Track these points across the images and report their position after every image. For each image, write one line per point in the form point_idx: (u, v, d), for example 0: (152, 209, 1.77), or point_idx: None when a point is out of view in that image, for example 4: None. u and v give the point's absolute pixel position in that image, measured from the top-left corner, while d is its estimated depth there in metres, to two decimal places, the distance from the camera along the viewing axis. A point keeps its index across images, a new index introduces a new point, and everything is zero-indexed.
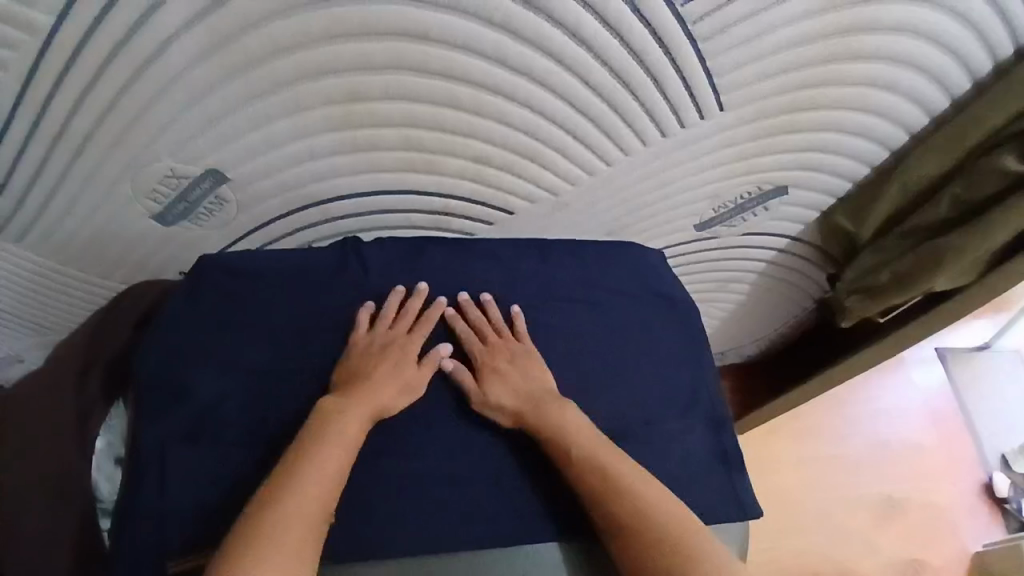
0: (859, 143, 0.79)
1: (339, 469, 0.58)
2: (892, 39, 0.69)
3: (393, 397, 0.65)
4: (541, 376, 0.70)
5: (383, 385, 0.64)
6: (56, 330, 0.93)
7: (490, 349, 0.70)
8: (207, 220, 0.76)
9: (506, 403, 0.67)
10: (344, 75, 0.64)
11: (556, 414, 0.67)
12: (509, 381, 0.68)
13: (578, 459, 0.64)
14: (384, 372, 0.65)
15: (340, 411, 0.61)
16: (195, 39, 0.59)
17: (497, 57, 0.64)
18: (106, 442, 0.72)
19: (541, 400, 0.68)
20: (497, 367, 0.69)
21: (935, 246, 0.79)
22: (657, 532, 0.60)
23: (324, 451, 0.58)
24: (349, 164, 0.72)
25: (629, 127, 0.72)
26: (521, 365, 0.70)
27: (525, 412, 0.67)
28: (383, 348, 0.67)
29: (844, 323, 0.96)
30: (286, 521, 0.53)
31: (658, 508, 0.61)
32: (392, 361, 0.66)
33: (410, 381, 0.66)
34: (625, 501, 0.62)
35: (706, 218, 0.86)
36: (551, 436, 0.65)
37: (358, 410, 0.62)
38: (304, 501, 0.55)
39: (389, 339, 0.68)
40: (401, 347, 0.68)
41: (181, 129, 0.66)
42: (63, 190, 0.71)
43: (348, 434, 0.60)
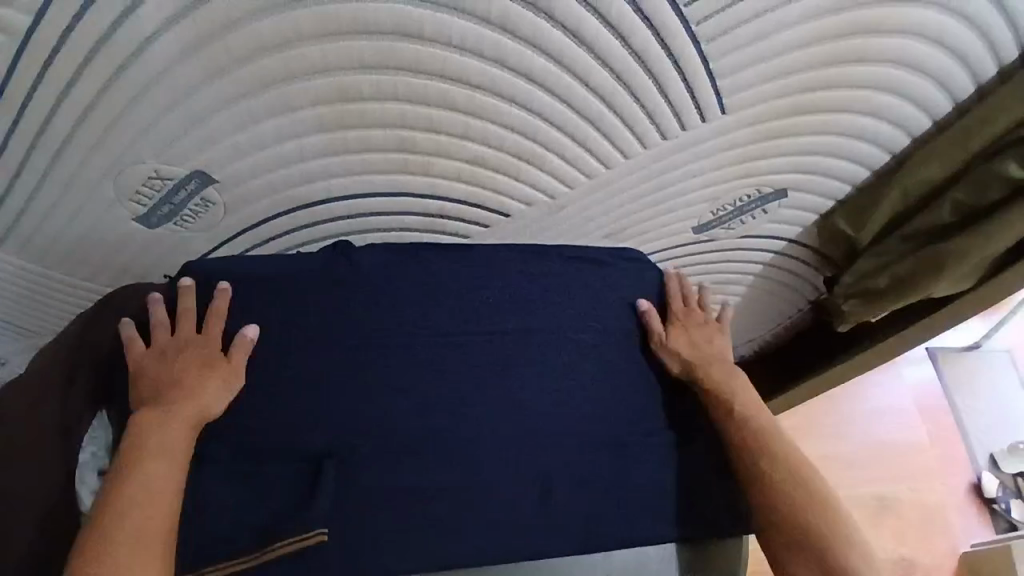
0: (859, 146, 0.78)
1: (167, 484, 0.57)
2: (896, 41, 0.68)
3: (208, 397, 0.62)
4: (719, 342, 0.81)
5: (187, 392, 0.61)
6: (39, 334, 0.90)
7: (689, 307, 0.81)
8: (193, 223, 0.74)
9: (686, 353, 0.78)
10: (337, 75, 0.62)
11: (723, 374, 0.78)
12: (692, 339, 0.79)
13: (738, 415, 0.76)
14: (181, 376, 0.62)
15: (151, 427, 0.59)
16: (181, 35, 0.57)
17: (495, 56, 0.62)
18: (90, 454, 0.69)
19: (710, 360, 0.79)
20: (686, 324, 0.81)
21: (937, 251, 0.79)
22: (802, 497, 0.71)
23: (140, 470, 0.57)
24: (341, 166, 0.70)
25: (629, 130, 0.70)
26: (705, 327, 0.81)
27: (697, 364, 0.78)
28: (174, 354, 0.63)
29: (842, 327, 0.96)
30: (107, 550, 0.53)
31: (805, 481, 0.72)
32: (185, 364, 0.63)
33: (217, 377, 0.63)
34: (781, 466, 0.73)
35: (705, 220, 0.85)
36: (723, 389, 0.77)
37: (172, 421, 0.60)
38: (128, 523, 0.54)
39: (177, 343, 0.64)
40: (190, 346, 0.64)
41: (167, 129, 0.64)
42: (43, 191, 0.68)
43: (171, 446, 0.59)
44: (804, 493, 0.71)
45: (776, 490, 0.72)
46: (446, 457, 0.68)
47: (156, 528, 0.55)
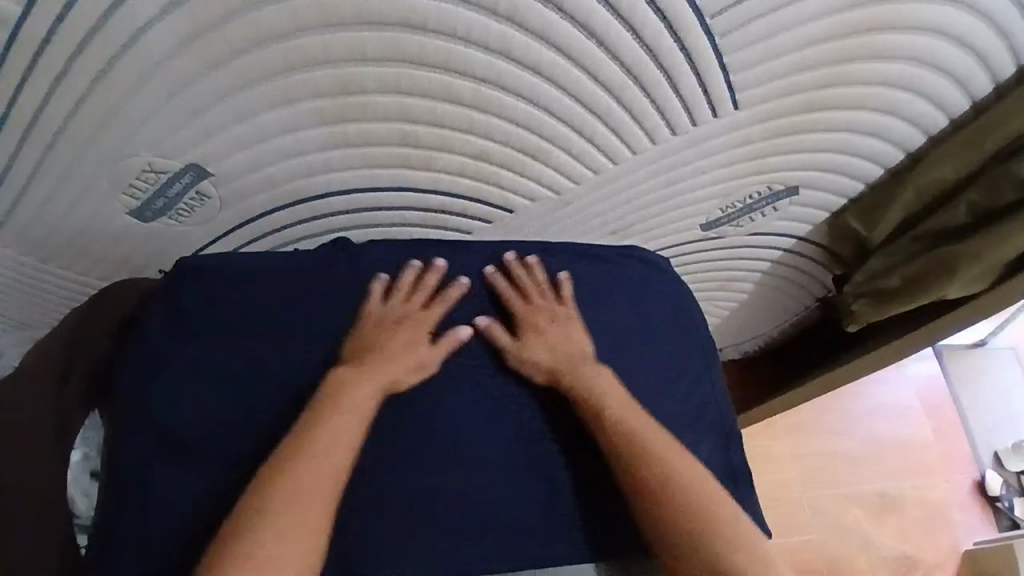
0: (874, 143, 0.76)
1: (352, 435, 0.58)
2: (915, 37, 0.65)
3: (407, 368, 0.64)
4: (576, 337, 0.70)
5: (391, 356, 0.64)
6: (37, 326, 0.89)
7: (532, 307, 0.70)
8: (189, 217, 0.72)
9: (544, 360, 0.67)
10: (335, 67, 0.59)
11: (591, 378, 0.67)
12: (547, 340, 0.68)
13: (608, 424, 0.64)
14: (415, 348, 0.65)
15: (347, 382, 0.61)
16: (173, 25, 0.55)
17: (501, 48, 0.60)
18: (82, 454, 0.70)
19: (577, 361, 0.68)
20: (533, 325, 0.69)
21: (952, 251, 0.77)
22: (683, 508, 0.60)
23: (336, 419, 0.58)
24: (341, 160, 0.68)
25: (639, 125, 0.68)
26: (561, 327, 0.70)
27: (561, 371, 0.67)
28: (411, 325, 0.67)
29: (851, 327, 0.94)
30: (294, 487, 0.54)
31: (691, 486, 0.61)
32: (408, 335, 0.66)
33: (421, 354, 0.65)
34: (652, 468, 0.62)
35: (714, 217, 0.82)
36: (585, 398, 0.66)
37: (373, 379, 0.62)
38: (315, 465, 0.55)
39: (413, 316, 0.67)
40: (422, 321, 0.67)
41: (162, 122, 0.62)
42: (36, 185, 0.66)
43: (361, 401, 0.60)
44: (688, 510, 0.59)
45: (654, 507, 0.61)
46: None
47: (337, 476, 0.56)
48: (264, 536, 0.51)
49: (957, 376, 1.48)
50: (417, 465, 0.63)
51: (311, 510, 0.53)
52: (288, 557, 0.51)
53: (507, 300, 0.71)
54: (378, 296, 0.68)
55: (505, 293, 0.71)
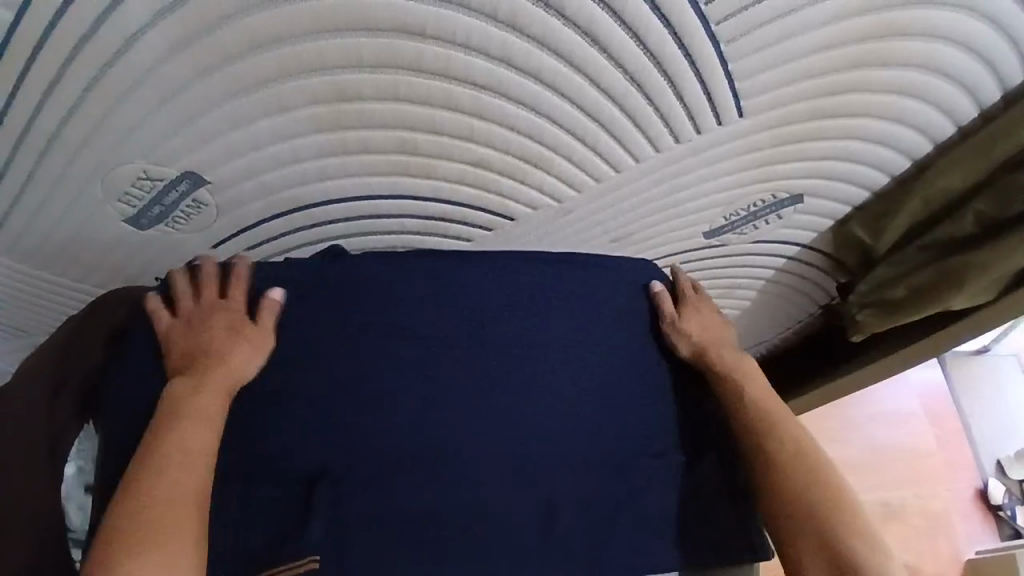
0: (880, 151, 0.75)
1: (206, 442, 0.59)
2: (923, 45, 0.64)
3: (241, 356, 0.64)
4: (727, 324, 0.80)
5: (213, 355, 0.63)
6: (32, 334, 0.88)
7: (698, 292, 0.80)
8: (185, 224, 0.71)
9: (697, 335, 0.77)
10: (332, 74, 0.58)
11: (739, 361, 0.77)
12: (705, 320, 0.78)
13: (746, 400, 0.75)
14: (232, 336, 0.65)
15: (180, 394, 0.61)
16: (168, 31, 0.54)
17: (501, 55, 0.58)
18: (75, 468, 0.72)
19: (722, 343, 0.78)
20: (697, 306, 0.78)
21: (961, 261, 0.76)
22: (805, 482, 0.70)
23: (183, 432, 0.59)
24: (338, 167, 0.67)
25: (641, 133, 0.67)
26: (718, 315, 0.80)
27: (709, 348, 0.77)
28: (217, 316, 0.66)
29: (856, 337, 0.92)
30: (150, 509, 0.55)
31: (814, 464, 0.71)
32: (217, 326, 0.65)
33: (246, 335, 0.65)
34: (777, 443, 0.72)
35: (717, 226, 0.82)
36: (732, 375, 0.76)
37: (206, 382, 0.62)
38: (170, 482, 0.56)
39: (215, 307, 0.67)
40: (229, 306, 0.66)
41: (156, 130, 0.61)
42: (29, 193, 0.65)
43: (205, 407, 0.61)
44: (812, 484, 0.70)
45: (779, 475, 0.71)
46: None
47: (199, 484, 0.58)
48: (125, 565, 0.52)
49: (959, 382, 1.47)
50: None
51: (177, 525, 0.55)
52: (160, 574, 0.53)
53: (677, 283, 0.80)
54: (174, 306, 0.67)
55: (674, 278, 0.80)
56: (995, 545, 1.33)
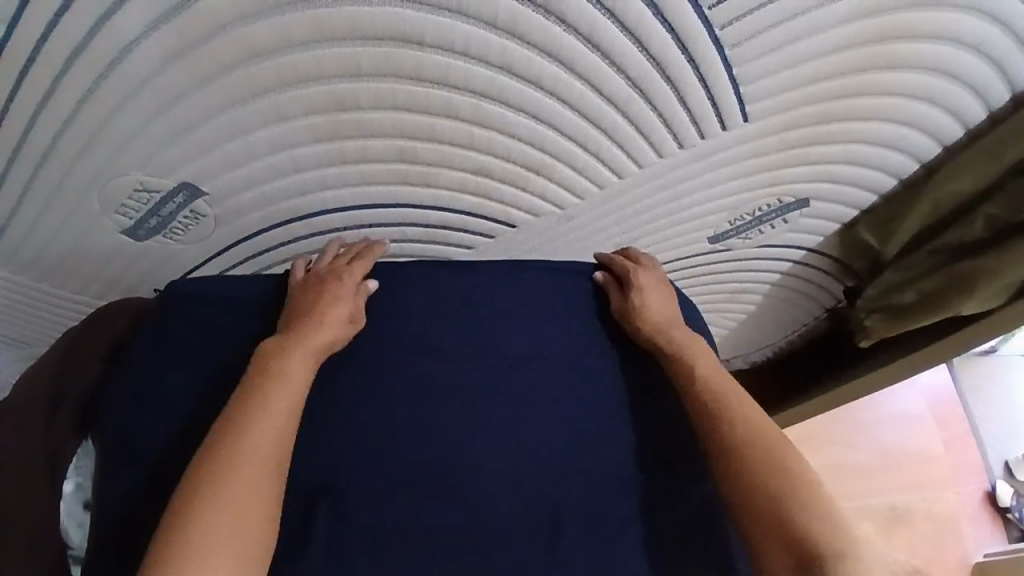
0: (888, 154, 0.73)
1: (290, 407, 0.57)
2: (930, 47, 0.63)
3: (336, 322, 0.65)
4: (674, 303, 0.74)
5: (319, 319, 0.64)
6: (33, 345, 0.87)
7: (637, 269, 0.74)
8: (183, 235, 0.70)
9: (644, 314, 0.71)
10: (329, 84, 0.57)
11: (688, 339, 0.70)
12: (652, 298, 0.72)
13: (698, 377, 0.68)
14: (338, 307, 0.65)
15: (278, 350, 0.61)
16: (162, 42, 0.53)
17: (502, 62, 0.57)
18: (76, 484, 0.69)
19: (673, 322, 0.72)
20: (638, 283, 0.73)
21: (971, 267, 0.75)
22: (759, 467, 0.60)
23: (273, 391, 0.57)
24: (337, 177, 0.66)
25: (645, 139, 0.66)
26: (664, 291, 0.74)
27: (658, 328, 0.71)
28: (337, 281, 0.67)
29: (865, 342, 0.92)
30: (235, 464, 0.52)
31: (772, 448, 0.61)
32: (335, 292, 0.66)
33: (344, 304, 0.66)
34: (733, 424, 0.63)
35: (722, 231, 0.80)
36: (681, 356, 0.69)
37: (303, 346, 0.61)
38: (258, 440, 0.54)
39: (340, 271, 0.68)
40: (346, 278, 0.67)
41: (153, 141, 0.60)
42: (25, 205, 0.65)
43: (298, 372, 0.60)
44: (767, 468, 0.60)
45: (731, 462, 0.62)
46: (448, 492, 0.65)
47: (279, 450, 0.55)
48: (203, 517, 0.49)
49: (965, 384, 1.45)
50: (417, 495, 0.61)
51: (257, 488, 0.52)
52: (234, 536, 0.50)
53: (616, 267, 0.75)
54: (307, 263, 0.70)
55: (611, 264, 0.75)
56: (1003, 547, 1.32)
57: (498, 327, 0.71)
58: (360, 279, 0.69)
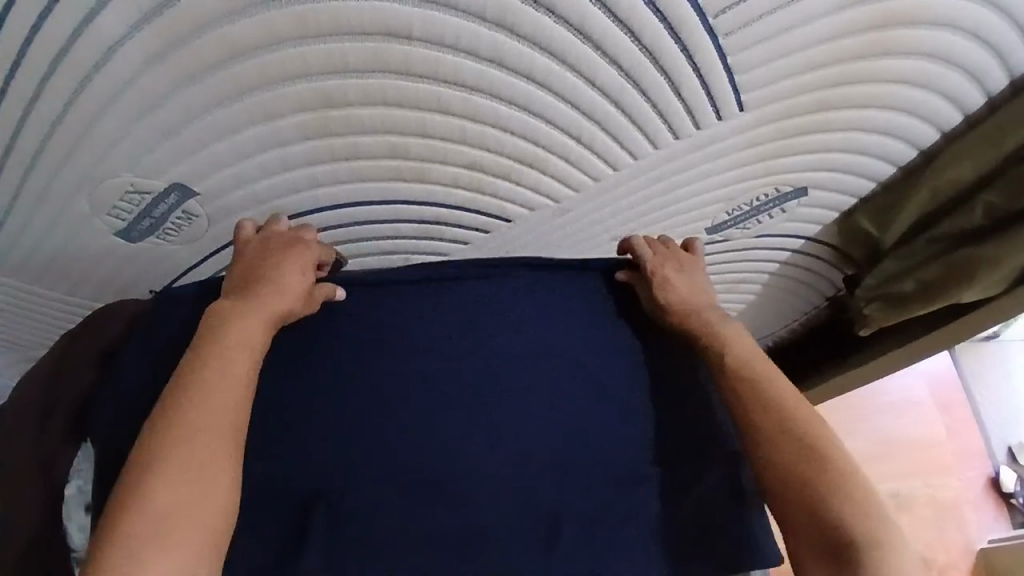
0: (886, 141, 0.72)
1: (243, 376, 0.58)
2: (929, 32, 0.62)
3: (291, 294, 0.64)
4: (703, 286, 0.73)
5: (271, 289, 0.62)
6: (32, 348, 0.87)
7: (660, 261, 0.72)
8: (176, 236, 0.69)
9: (676, 303, 0.70)
10: (316, 81, 0.57)
11: (719, 324, 0.70)
12: (682, 287, 0.71)
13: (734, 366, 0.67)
14: (294, 278, 0.64)
15: (224, 318, 0.59)
16: (146, 43, 0.52)
17: (491, 56, 0.57)
18: (76, 488, 0.70)
19: (705, 308, 0.71)
20: (663, 278, 0.71)
21: (974, 254, 0.74)
22: (797, 455, 0.62)
23: (225, 358, 0.57)
24: (328, 174, 0.65)
25: (639, 130, 0.65)
26: (691, 279, 0.73)
27: (689, 316, 0.70)
28: (290, 246, 0.65)
29: (865, 331, 0.91)
30: (188, 439, 0.53)
31: (814, 435, 0.63)
32: (285, 258, 0.64)
33: (300, 274, 0.65)
34: (773, 414, 0.65)
35: (719, 221, 0.80)
36: (715, 343, 0.69)
37: (251, 314, 0.60)
38: (211, 408, 0.55)
39: (292, 238, 0.65)
40: (304, 248, 0.65)
41: (142, 142, 0.59)
42: (16, 208, 0.64)
43: (247, 341, 0.59)
44: (805, 456, 0.62)
45: (766, 448, 0.64)
46: None
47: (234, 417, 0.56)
48: (156, 493, 0.50)
49: (966, 369, 1.44)
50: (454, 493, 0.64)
51: (211, 461, 0.54)
52: (190, 511, 0.51)
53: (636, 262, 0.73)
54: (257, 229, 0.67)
55: (637, 249, 0.73)
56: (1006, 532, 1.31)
57: (493, 322, 0.71)
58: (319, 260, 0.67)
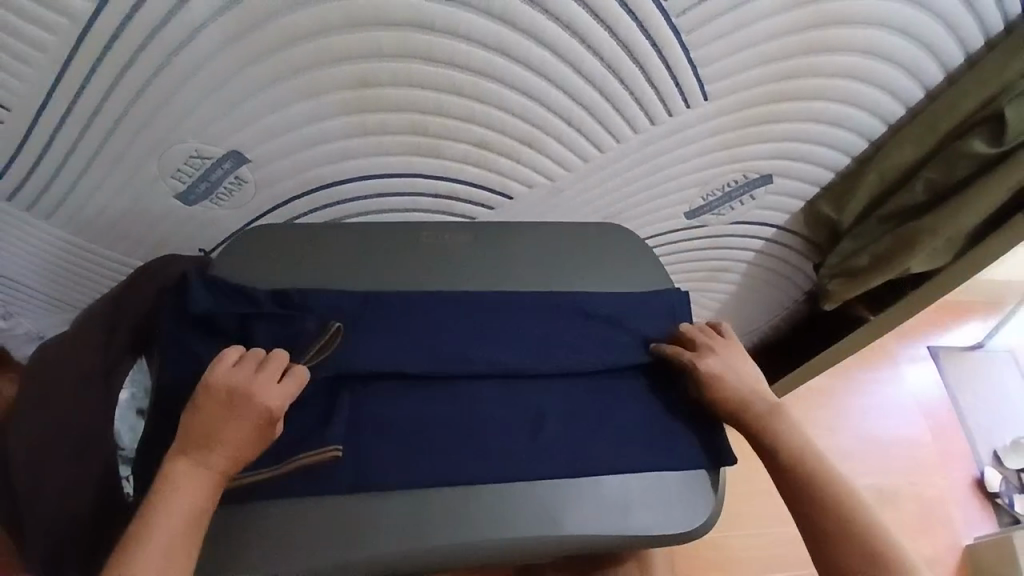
0: (838, 133, 0.84)
1: (176, 552, 0.51)
2: (864, 32, 0.74)
3: (239, 452, 0.55)
4: (751, 375, 0.68)
5: (218, 446, 0.54)
6: (81, 307, 0.99)
7: (702, 354, 0.68)
8: (228, 200, 0.82)
9: (724, 405, 0.66)
10: (355, 64, 0.70)
11: (773, 417, 0.66)
12: (726, 384, 0.66)
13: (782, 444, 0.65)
14: (240, 433, 0.55)
15: (171, 486, 0.53)
16: (221, 28, 0.65)
17: (496, 47, 0.69)
18: (131, 393, 0.75)
19: (758, 400, 0.66)
20: (709, 373, 0.66)
21: (915, 227, 0.84)
22: (860, 523, 0.61)
23: (156, 536, 0.51)
24: (358, 148, 0.78)
25: (620, 115, 0.77)
26: (735, 366, 0.68)
27: (740, 414, 0.66)
28: (245, 398, 0.56)
29: (828, 307, 1.01)
30: None
31: (865, 508, 0.62)
32: (239, 411, 0.55)
33: (248, 431, 0.55)
34: (829, 476, 0.63)
35: (696, 206, 0.91)
36: (767, 438, 0.65)
37: (192, 483, 0.53)
38: None
39: (253, 385, 0.57)
40: (258, 396, 0.56)
41: (208, 113, 0.72)
42: (94, 171, 0.76)
43: (184, 513, 0.52)
44: (867, 529, 0.61)
45: (835, 518, 0.61)
46: None
47: None
48: None
49: (951, 375, 1.49)
50: (436, 445, 0.62)
51: None
52: None
53: (675, 352, 0.68)
54: (231, 359, 0.58)
55: (678, 353, 0.68)
56: (990, 530, 1.33)
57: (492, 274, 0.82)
58: (274, 403, 0.57)
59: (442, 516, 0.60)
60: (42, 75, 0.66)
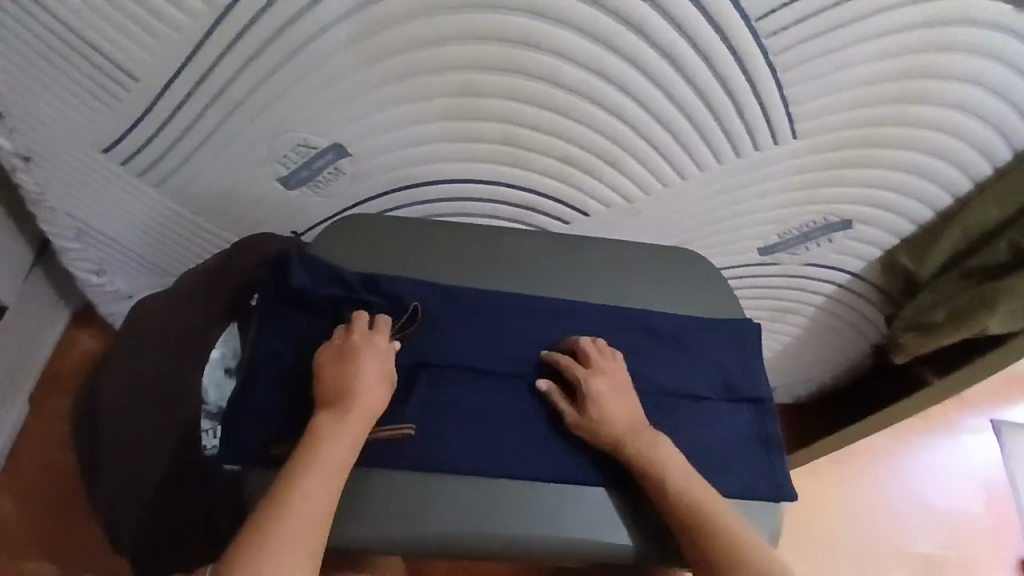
0: (922, 185, 0.84)
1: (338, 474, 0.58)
2: (958, 88, 0.75)
3: (376, 394, 0.62)
4: (633, 404, 0.67)
5: (358, 389, 0.62)
6: (172, 274, 1.05)
7: (592, 374, 0.66)
8: (324, 188, 0.88)
9: (606, 430, 0.64)
10: (460, 72, 0.74)
11: (651, 451, 0.64)
12: (609, 408, 0.65)
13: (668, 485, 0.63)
14: (371, 377, 0.63)
15: (326, 423, 0.60)
16: (344, 28, 0.69)
17: (594, 69, 0.72)
18: (220, 354, 0.79)
19: (637, 431, 0.65)
20: (592, 393, 0.65)
21: (992, 288, 0.84)
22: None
23: (321, 460, 0.58)
24: (450, 151, 0.82)
25: (706, 144, 0.79)
26: (619, 392, 0.67)
27: (620, 443, 0.64)
28: (366, 349, 0.64)
29: (897, 359, 1.01)
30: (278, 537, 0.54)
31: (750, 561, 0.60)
32: (370, 359, 0.63)
33: (378, 376, 0.63)
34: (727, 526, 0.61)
35: (771, 243, 0.91)
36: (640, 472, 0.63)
37: (347, 419, 0.60)
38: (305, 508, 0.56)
39: (369, 339, 0.65)
40: (376, 347, 0.64)
41: (318, 104, 0.77)
42: (206, 148, 0.82)
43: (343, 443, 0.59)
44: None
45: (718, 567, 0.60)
46: None
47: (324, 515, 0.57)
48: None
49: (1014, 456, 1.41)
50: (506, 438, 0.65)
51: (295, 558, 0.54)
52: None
53: (566, 368, 0.67)
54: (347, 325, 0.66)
55: (566, 369, 0.67)
56: None
57: None
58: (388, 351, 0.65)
59: (504, 503, 0.63)
60: (178, 58, 0.72)
